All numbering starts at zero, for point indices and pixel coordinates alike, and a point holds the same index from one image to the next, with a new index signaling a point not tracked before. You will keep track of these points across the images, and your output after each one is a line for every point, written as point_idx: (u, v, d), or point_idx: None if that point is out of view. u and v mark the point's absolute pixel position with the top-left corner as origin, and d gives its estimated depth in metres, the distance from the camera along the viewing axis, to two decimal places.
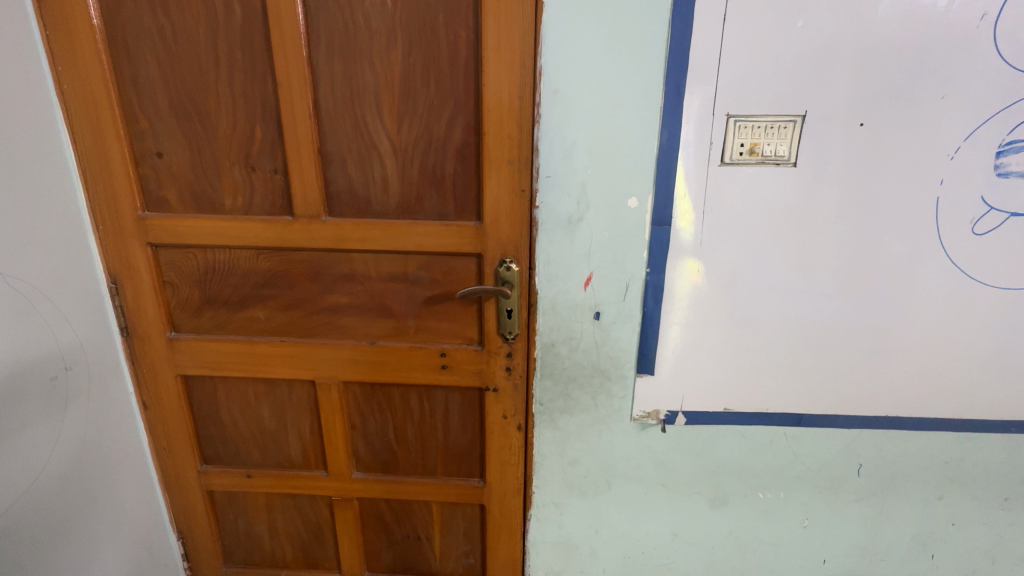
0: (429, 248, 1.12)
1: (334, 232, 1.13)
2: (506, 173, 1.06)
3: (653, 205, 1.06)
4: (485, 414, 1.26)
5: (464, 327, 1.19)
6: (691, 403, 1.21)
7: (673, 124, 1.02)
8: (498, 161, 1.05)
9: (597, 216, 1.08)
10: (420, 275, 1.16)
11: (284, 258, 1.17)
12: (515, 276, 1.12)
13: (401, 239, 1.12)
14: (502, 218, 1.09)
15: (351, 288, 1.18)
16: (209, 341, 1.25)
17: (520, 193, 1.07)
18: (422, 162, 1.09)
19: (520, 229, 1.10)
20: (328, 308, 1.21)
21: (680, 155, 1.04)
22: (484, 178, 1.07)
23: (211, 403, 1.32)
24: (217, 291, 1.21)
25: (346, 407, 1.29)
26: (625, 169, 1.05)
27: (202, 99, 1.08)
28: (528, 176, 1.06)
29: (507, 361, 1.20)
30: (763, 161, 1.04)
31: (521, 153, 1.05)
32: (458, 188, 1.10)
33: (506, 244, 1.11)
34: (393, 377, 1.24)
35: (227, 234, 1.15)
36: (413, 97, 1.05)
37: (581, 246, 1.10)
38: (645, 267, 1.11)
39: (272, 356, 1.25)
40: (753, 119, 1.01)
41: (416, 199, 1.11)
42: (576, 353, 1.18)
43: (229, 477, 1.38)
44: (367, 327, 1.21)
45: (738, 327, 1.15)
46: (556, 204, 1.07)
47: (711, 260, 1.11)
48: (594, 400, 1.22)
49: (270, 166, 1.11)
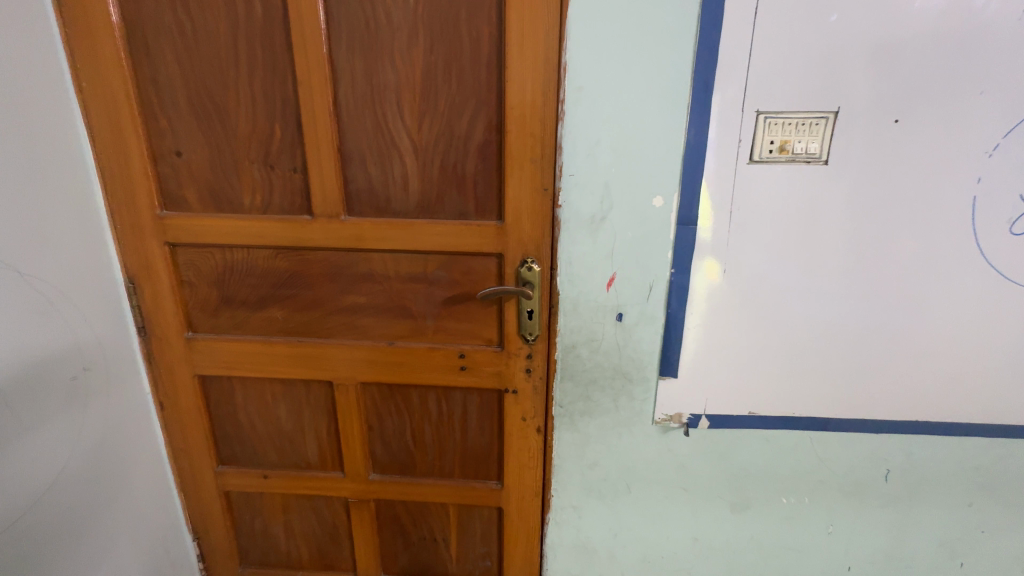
0: (449, 248, 1.11)
1: (354, 232, 1.11)
2: (529, 171, 1.04)
3: (678, 204, 1.04)
4: (504, 416, 1.24)
5: (483, 328, 1.18)
6: (715, 406, 1.18)
7: (700, 122, 0.99)
8: (520, 159, 1.03)
9: (620, 216, 1.05)
10: (440, 275, 1.14)
11: (303, 257, 1.16)
12: (537, 276, 1.10)
13: (421, 238, 1.10)
14: (525, 218, 1.07)
15: (370, 288, 1.17)
16: (227, 341, 1.24)
17: (542, 192, 1.05)
18: (443, 160, 1.07)
19: (542, 230, 1.08)
20: (347, 309, 1.19)
21: (707, 153, 1.01)
22: (506, 177, 1.05)
23: (227, 403, 1.32)
24: (235, 291, 1.21)
25: (363, 408, 1.28)
26: (650, 167, 1.02)
27: (221, 96, 1.06)
28: (552, 174, 1.04)
29: (527, 362, 1.18)
30: (793, 159, 1.01)
31: (544, 151, 1.03)
32: (480, 186, 1.08)
33: (528, 245, 1.09)
34: (411, 378, 1.23)
35: (246, 233, 1.14)
36: (435, 94, 1.03)
37: (604, 247, 1.08)
38: (669, 267, 1.08)
39: (290, 357, 1.24)
40: (784, 116, 0.99)
41: (436, 198, 1.09)
42: (597, 355, 1.16)
43: (246, 477, 1.37)
44: (385, 327, 1.20)
45: (763, 330, 1.13)
46: (579, 203, 1.05)
47: (737, 261, 1.08)
48: (615, 402, 1.20)
49: (289, 165, 1.09)
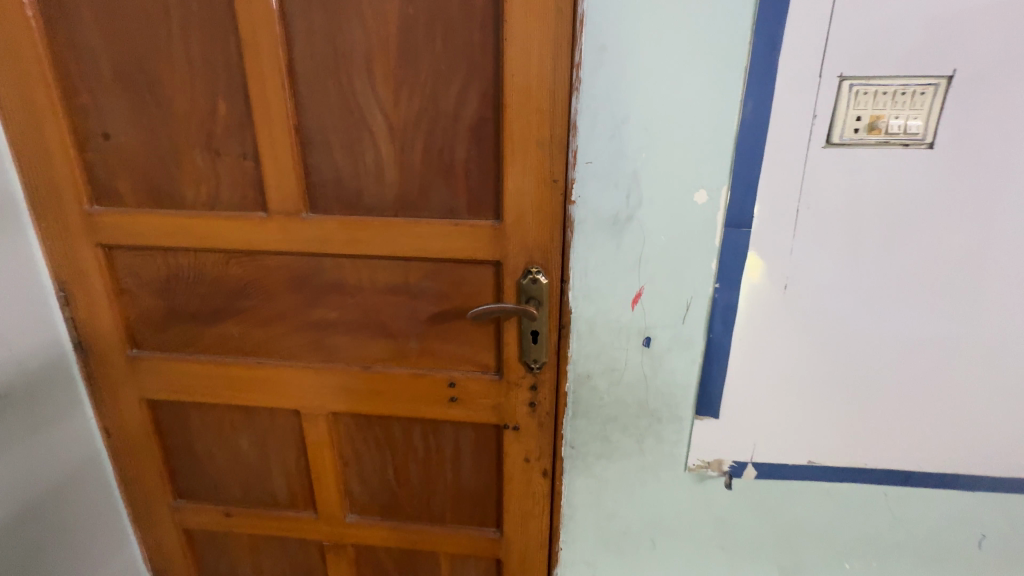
0: (434, 254, 0.89)
1: (318, 232, 0.90)
2: (535, 157, 0.81)
3: (728, 201, 0.80)
4: (503, 456, 1.02)
5: (478, 351, 0.96)
6: (765, 453, 0.95)
7: (761, 91, 0.75)
8: (523, 142, 0.81)
9: (651, 215, 0.82)
10: (424, 287, 0.93)
11: (259, 264, 0.95)
12: (544, 291, 0.88)
13: (399, 241, 0.89)
14: (529, 217, 0.85)
15: (341, 301, 0.96)
16: (176, 361, 1.04)
17: (551, 183, 0.82)
18: (426, 144, 0.85)
19: (551, 232, 0.85)
20: (314, 325, 0.99)
21: (770, 133, 0.77)
22: (504, 164, 0.82)
23: (182, 431, 1.13)
24: (182, 302, 1.01)
25: (337, 441, 1.08)
26: (692, 152, 0.79)
27: (153, 65, 0.86)
28: (563, 160, 0.81)
29: (531, 394, 0.96)
30: (887, 141, 0.76)
31: (553, 130, 0.80)
32: (473, 177, 0.85)
33: (532, 250, 0.86)
34: (392, 408, 1.02)
35: (190, 233, 0.94)
36: (414, 58, 0.80)
37: (629, 255, 0.85)
38: (713, 281, 0.85)
39: (249, 380, 1.04)
40: (877, 83, 0.74)
41: (419, 191, 0.87)
42: (618, 387, 0.93)
43: (206, 514, 1.19)
44: (360, 348, 0.99)
45: (832, 361, 0.88)
46: (598, 198, 0.82)
47: (803, 274, 0.83)
48: (639, 444, 0.97)
49: (238, 150, 0.88)
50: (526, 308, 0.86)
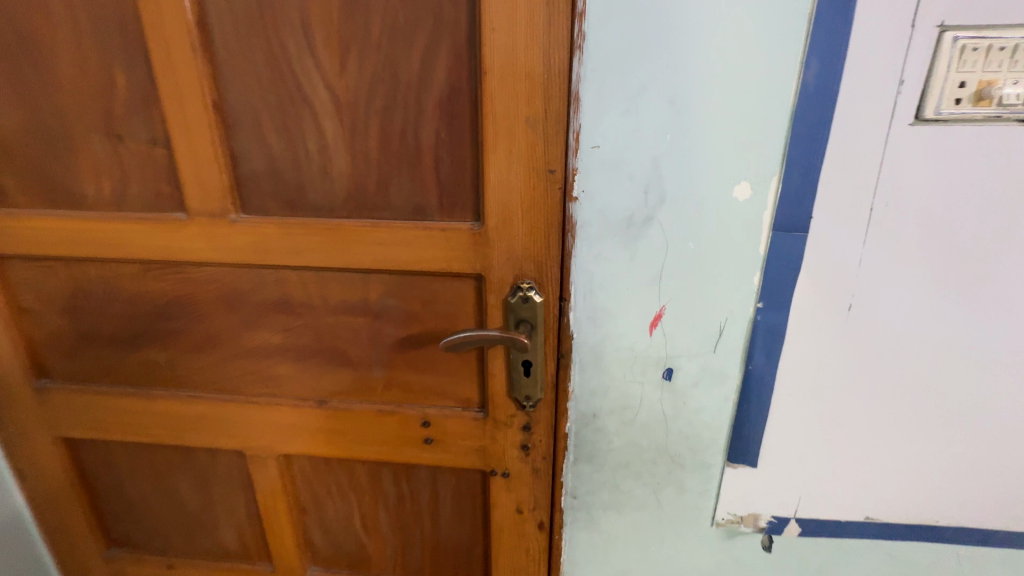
0: (398, 266, 0.70)
1: (251, 239, 0.71)
2: (524, 141, 0.62)
3: (778, 197, 0.61)
4: (491, 506, 0.85)
5: (457, 384, 0.78)
6: (812, 507, 0.77)
7: (830, 48, 0.55)
8: (509, 121, 0.62)
9: (675, 216, 0.63)
10: (388, 306, 0.74)
11: (184, 277, 0.76)
12: (537, 312, 0.69)
13: (354, 250, 0.70)
14: (518, 219, 0.66)
15: (286, 322, 0.78)
16: (92, 393, 0.86)
17: (546, 175, 0.63)
18: (382, 124, 0.65)
19: (546, 238, 0.66)
20: (257, 352, 0.80)
21: (839, 107, 0.57)
22: (485, 150, 0.63)
23: (109, 472, 0.95)
24: (93, 324, 0.82)
25: (292, 486, 0.90)
26: (733, 132, 0.59)
27: (29, 23, 0.66)
28: (562, 144, 0.62)
29: (523, 435, 0.78)
30: (996, 116, 0.57)
31: (548, 105, 0.60)
32: (444, 167, 0.66)
33: (523, 261, 0.68)
34: (354, 450, 0.84)
35: (95, 240, 0.75)
36: (363, 9, 0.61)
37: (647, 267, 0.66)
38: (755, 300, 0.66)
39: (182, 417, 0.86)
40: (990, 36, 0.54)
41: (377, 186, 0.68)
42: (630, 429, 0.75)
43: (146, 566, 1.01)
44: (314, 379, 0.81)
45: (904, 400, 0.70)
46: (607, 195, 0.63)
47: (873, 293, 0.64)
48: (656, 495, 0.79)
49: (145, 134, 0.69)
50: (515, 336, 0.68)
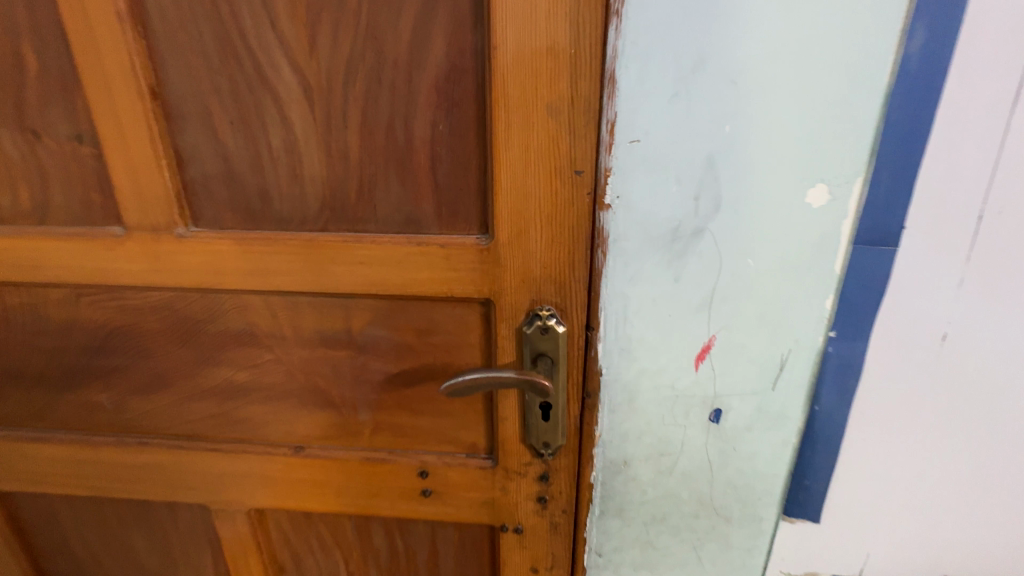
0: (387, 289, 0.57)
1: (206, 258, 0.58)
2: (544, 134, 0.49)
3: (862, 203, 0.49)
4: (500, 566, 0.72)
5: (460, 427, 0.65)
6: (882, 566, 0.65)
7: (940, 12, 0.44)
8: (524, 109, 0.49)
9: (732, 228, 0.51)
10: (375, 336, 0.61)
11: (126, 303, 0.63)
12: (558, 344, 0.57)
13: (332, 271, 0.57)
14: (535, 232, 0.53)
15: (253, 356, 0.64)
16: (23, 440, 0.72)
17: (570, 178, 0.51)
18: (364, 114, 0.52)
19: (570, 255, 0.54)
20: (219, 391, 0.67)
21: (946, 88, 0.45)
22: (494, 146, 0.50)
23: (51, 528, 0.81)
24: (19, 359, 0.68)
25: (266, 543, 0.77)
26: (809, 121, 0.47)
27: None
28: (591, 138, 0.49)
29: (539, 486, 0.66)
30: None
31: (574, 89, 0.48)
32: (442, 167, 0.53)
33: (540, 284, 0.55)
34: (338, 504, 0.71)
35: (13, 261, 0.61)
36: None
37: (694, 291, 0.54)
38: (826, 328, 0.54)
39: (131, 467, 0.72)
40: None
41: (358, 192, 0.55)
42: (668, 478, 0.63)
43: None
44: (289, 422, 0.68)
45: (1005, 447, 0.57)
46: (648, 202, 0.50)
47: (975, 318, 0.52)
48: (697, 554, 0.67)
49: (67, 130, 0.55)
50: (533, 377, 0.55)
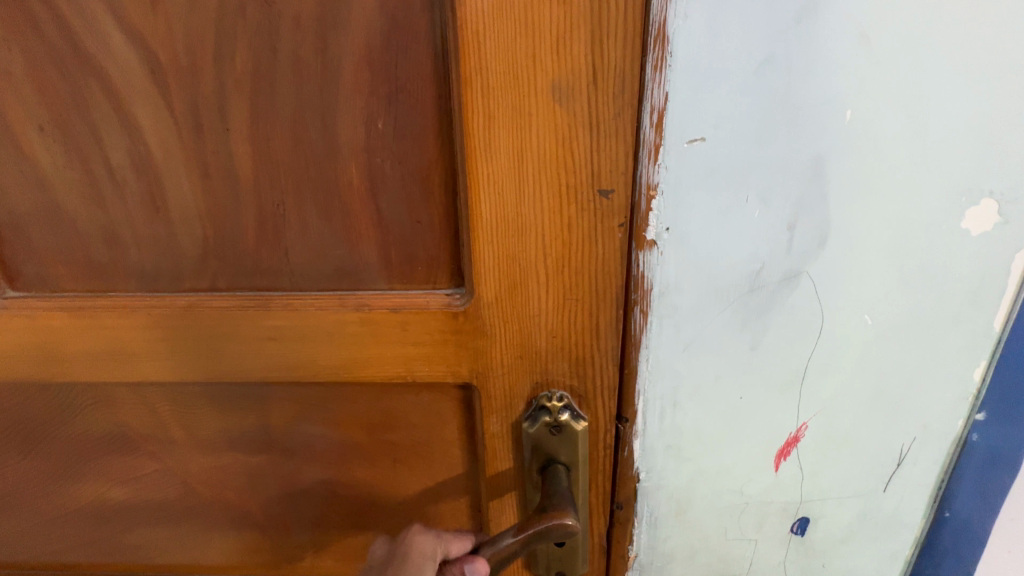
0: (316, 374, 0.38)
1: (33, 338, 0.38)
2: (548, 134, 0.30)
3: None
4: None
5: None
6: None
7: None
8: (516, 94, 0.30)
9: (843, 271, 0.33)
10: (304, 438, 0.42)
11: None
12: (576, 446, 0.38)
13: (229, 349, 0.38)
14: (537, 287, 0.34)
15: (130, 468, 0.44)
16: None
17: (592, 202, 0.32)
18: (255, 109, 0.32)
19: (591, 317, 0.35)
20: (88, 514, 0.47)
21: None
22: (467, 154, 0.31)
23: None
24: None
25: None
26: (977, 103, 0.29)
27: None
28: (625, 138, 0.30)
29: None
30: None
31: (597, 58, 0.29)
32: (387, 190, 0.33)
33: (546, 359, 0.36)
34: None
35: None
36: None
37: (779, 363, 0.36)
38: (972, 408, 0.37)
39: None
40: None
41: (257, 231, 0.35)
42: None
43: None
44: (194, 551, 0.48)
45: None
46: (715, 236, 0.32)
47: None
48: None
49: None
50: (555, 514, 0.35)
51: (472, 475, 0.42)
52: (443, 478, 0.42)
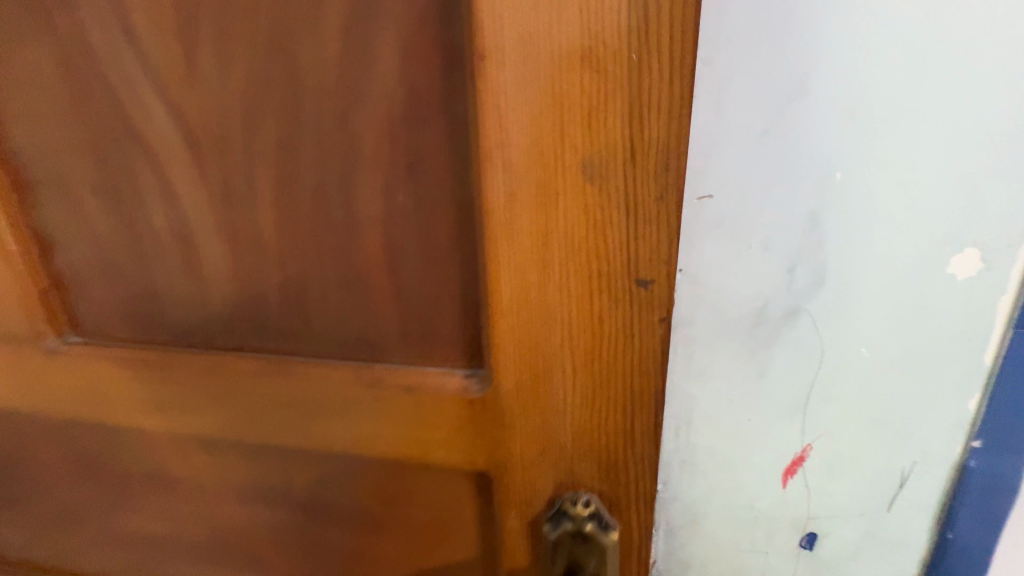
0: (331, 445, 0.40)
1: (86, 384, 0.42)
2: (577, 219, 0.29)
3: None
4: None
5: None
6: None
7: None
8: (546, 170, 0.29)
9: (840, 310, 0.36)
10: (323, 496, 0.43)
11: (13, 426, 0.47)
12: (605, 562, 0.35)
13: (251, 411, 0.40)
14: (568, 368, 0.33)
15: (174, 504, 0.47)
16: None
17: (621, 293, 0.31)
18: (285, 173, 0.34)
19: (620, 413, 0.33)
20: (132, 541, 0.50)
21: None
22: (489, 229, 0.31)
23: None
24: None
25: None
26: (954, 164, 0.32)
27: None
28: (666, 221, 0.29)
29: None
30: None
31: (637, 142, 0.27)
32: (406, 265, 0.35)
33: (571, 452, 0.35)
34: None
35: None
36: None
37: (783, 393, 0.38)
38: (967, 436, 0.39)
39: None
40: None
41: (282, 295, 0.38)
42: None
43: None
44: None
45: None
46: (721, 279, 0.35)
47: None
48: None
49: None
50: None
51: (487, 552, 0.42)
52: (456, 546, 0.43)
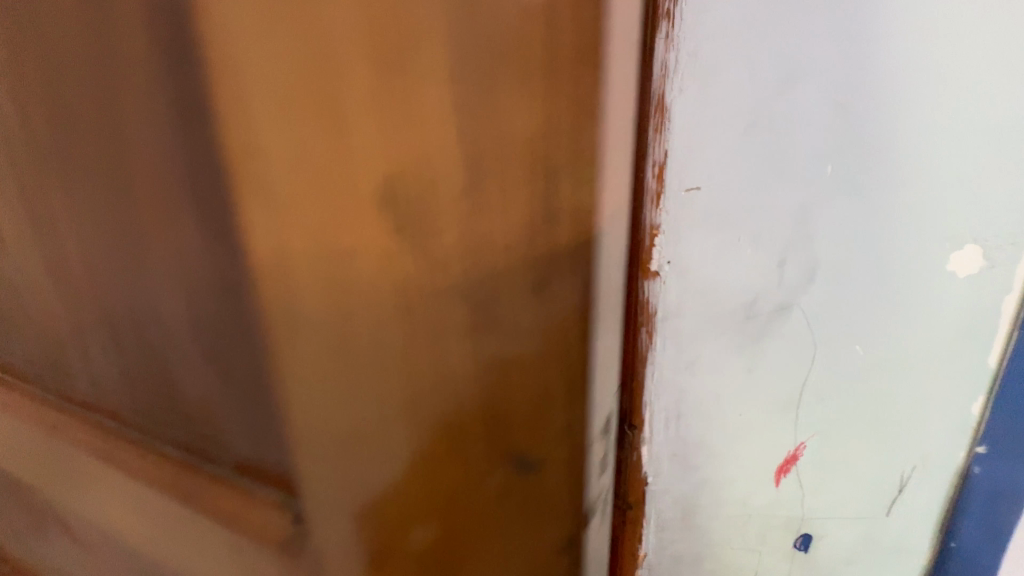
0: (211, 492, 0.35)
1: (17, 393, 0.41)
2: (370, 258, 0.26)
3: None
4: None
5: None
6: None
7: None
8: (312, 182, 0.25)
9: (832, 307, 0.37)
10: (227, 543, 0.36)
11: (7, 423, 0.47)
12: None
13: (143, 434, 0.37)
14: (389, 421, 0.29)
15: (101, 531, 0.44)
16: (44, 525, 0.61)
17: (435, 339, 0.26)
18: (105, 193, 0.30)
19: (462, 474, 0.29)
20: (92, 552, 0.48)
21: None
22: (262, 277, 0.27)
23: None
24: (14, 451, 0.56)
25: None
26: (943, 166, 0.34)
27: None
28: (499, 251, 0.24)
29: None
30: None
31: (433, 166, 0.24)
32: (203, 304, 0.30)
33: (407, 514, 0.30)
34: None
35: None
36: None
37: (775, 386, 0.39)
38: (975, 444, 0.40)
39: None
40: None
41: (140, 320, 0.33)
42: None
43: None
44: None
45: None
46: (711, 269, 0.36)
47: None
48: None
49: None
50: None
51: None
52: None
